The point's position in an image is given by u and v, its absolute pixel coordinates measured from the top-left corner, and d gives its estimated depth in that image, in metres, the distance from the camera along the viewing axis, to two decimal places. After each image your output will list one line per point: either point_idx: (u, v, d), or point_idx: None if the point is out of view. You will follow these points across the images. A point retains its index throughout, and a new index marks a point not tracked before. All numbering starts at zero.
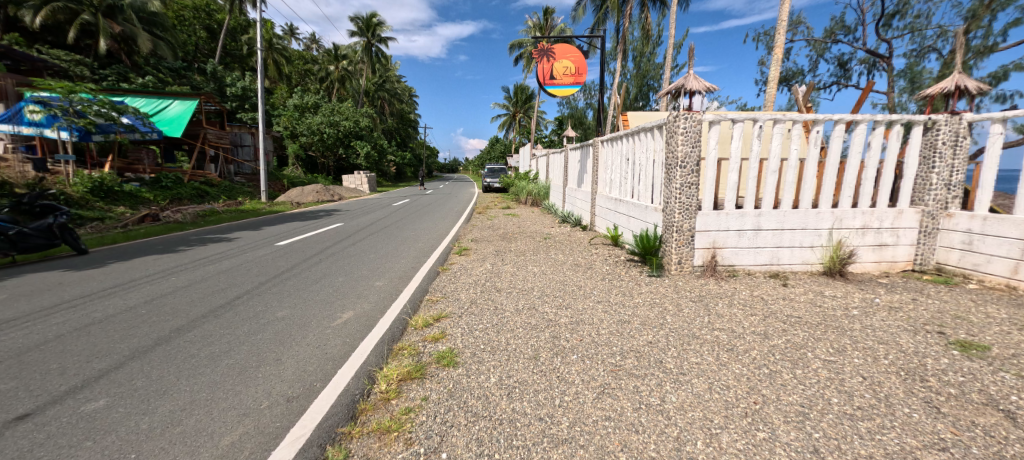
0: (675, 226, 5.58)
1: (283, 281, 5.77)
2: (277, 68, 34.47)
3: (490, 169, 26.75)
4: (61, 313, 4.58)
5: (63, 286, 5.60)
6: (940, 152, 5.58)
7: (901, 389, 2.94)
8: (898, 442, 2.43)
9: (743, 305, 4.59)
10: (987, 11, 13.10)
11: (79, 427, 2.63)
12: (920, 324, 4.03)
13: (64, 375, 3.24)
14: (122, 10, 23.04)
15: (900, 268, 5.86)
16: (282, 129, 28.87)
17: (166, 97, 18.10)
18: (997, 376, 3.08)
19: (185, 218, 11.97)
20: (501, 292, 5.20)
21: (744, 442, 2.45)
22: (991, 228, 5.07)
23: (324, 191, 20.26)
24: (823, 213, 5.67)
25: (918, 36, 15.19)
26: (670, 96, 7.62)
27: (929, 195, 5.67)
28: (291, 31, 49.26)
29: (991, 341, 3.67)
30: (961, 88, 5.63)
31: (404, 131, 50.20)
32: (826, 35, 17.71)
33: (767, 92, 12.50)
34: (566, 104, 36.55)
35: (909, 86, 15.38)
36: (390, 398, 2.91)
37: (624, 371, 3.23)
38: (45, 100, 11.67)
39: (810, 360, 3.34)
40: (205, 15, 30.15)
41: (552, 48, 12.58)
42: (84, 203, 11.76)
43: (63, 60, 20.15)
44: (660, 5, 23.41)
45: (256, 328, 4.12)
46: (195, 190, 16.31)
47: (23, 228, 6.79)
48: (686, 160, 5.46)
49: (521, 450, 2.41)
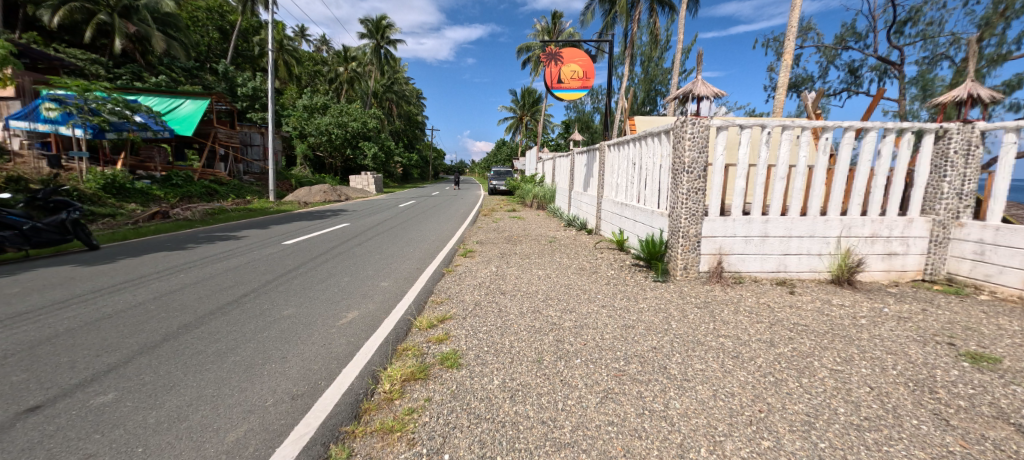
0: (680, 231, 5.54)
1: (289, 279, 5.80)
2: (287, 69, 34.97)
3: (496, 172, 26.86)
4: (74, 307, 4.64)
5: (74, 281, 5.67)
6: (951, 161, 5.50)
7: (911, 401, 2.90)
8: (906, 453, 2.40)
9: (749, 312, 4.54)
10: (1001, 19, 12.98)
11: (88, 420, 2.66)
12: (930, 335, 3.98)
13: (75, 368, 3.29)
14: (138, 11, 23.51)
15: (909, 277, 5.78)
16: (291, 129, 29.51)
17: (179, 97, 18.36)
18: (1008, 389, 3.02)
19: (194, 215, 12.07)
20: (506, 294, 5.21)
21: (749, 450, 2.42)
22: (1003, 239, 5.01)
23: (331, 191, 20.46)
24: (831, 220, 5.61)
25: (930, 43, 15.14)
26: (678, 101, 7.58)
27: (941, 204, 5.59)
28: (301, 33, 50.06)
29: (1003, 353, 3.60)
30: (973, 96, 5.52)
31: (411, 133, 50.57)
32: (837, 42, 17.67)
33: (776, 97, 12.36)
34: (574, 108, 36.65)
35: (921, 93, 15.27)
36: (394, 398, 2.92)
37: (627, 376, 3.21)
38: (62, 97, 11.96)
39: (817, 369, 3.31)
40: (219, 16, 30.54)
41: (560, 52, 12.62)
42: (96, 199, 11.90)
43: (79, 59, 20.59)
44: (669, 10, 23.31)
45: (262, 326, 4.15)
46: (205, 189, 16.46)
47: (36, 223, 6.88)
48: (693, 165, 5.44)
49: (523, 453, 2.40)
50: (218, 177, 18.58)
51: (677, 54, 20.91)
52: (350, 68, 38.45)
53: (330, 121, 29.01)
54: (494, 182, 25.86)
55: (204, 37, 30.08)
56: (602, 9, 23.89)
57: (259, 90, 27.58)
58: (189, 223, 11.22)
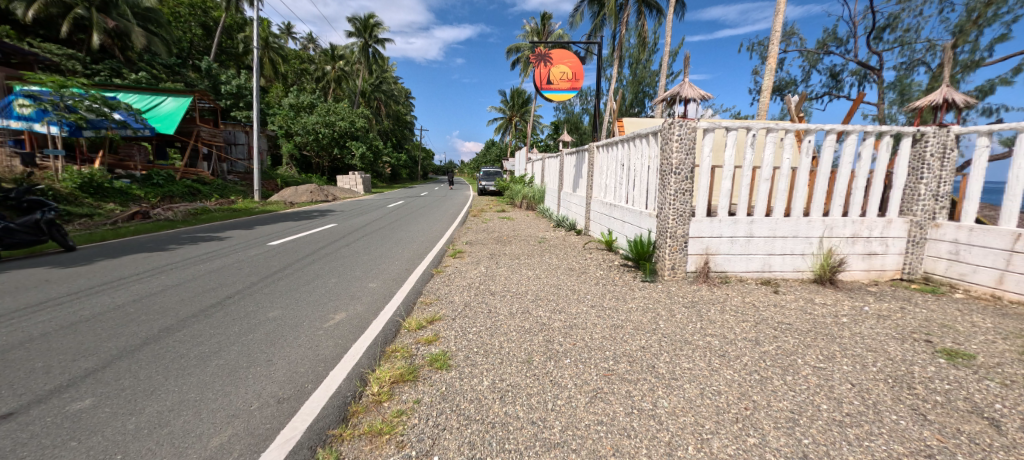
0: (668, 232, 5.62)
1: (275, 281, 5.73)
2: (273, 67, 34.51)
3: (485, 173, 26.87)
4: (49, 310, 4.53)
5: (49, 283, 5.52)
6: (928, 164, 5.67)
7: (889, 396, 2.99)
8: (886, 448, 2.48)
9: (735, 311, 4.62)
10: (974, 26, 13.42)
11: (64, 427, 2.60)
12: (908, 332, 4.10)
13: (49, 373, 3.21)
14: (117, 5, 22.75)
15: (888, 277, 5.94)
16: (277, 128, 29.14)
17: (160, 94, 17.97)
18: (982, 385, 3.14)
19: (176, 216, 11.83)
20: (495, 295, 5.23)
21: (735, 447, 2.48)
22: (978, 238, 5.18)
23: (318, 191, 20.25)
24: (814, 221, 5.75)
25: (907, 49, 15.57)
26: (665, 103, 7.67)
27: (919, 205, 5.76)
28: (288, 30, 49.43)
29: (976, 349, 3.74)
30: (948, 100, 5.71)
31: (400, 133, 50.22)
32: (819, 47, 18.06)
33: (761, 101, 12.58)
34: (562, 109, 36.80)
35: (899, 97, 15.70)
36: (383, 400, 2.92)
37: (616, 376, 3.25)
38: (36, 94, 11.62)
39: (801, 367, 3.39)
40: (202, 12, 29.97)
41: (549, 53, 12.65)
42: (73, 199, 11.61)
43: (55, 55, 20.04)
44: (656, 12, 23.53)
45: (247, 328, 4.10)
46: (187, 188, 16.14)
47: (9, 223, 6.69)
48: (680, 167, 5.51)
49: (513, 453, 2.42)
50: (201, 177, 18.23)
51: (665, 56, 21.08)
52: (337, 66, 38.12)
53: (317, 121, 28.68)
54: (483, 182, 25.87)
55: (187, 33, 29.52)
56: (591, 10, 24.04)
57: (244, 88, 27.15)
58: (170, 223, 10.99)
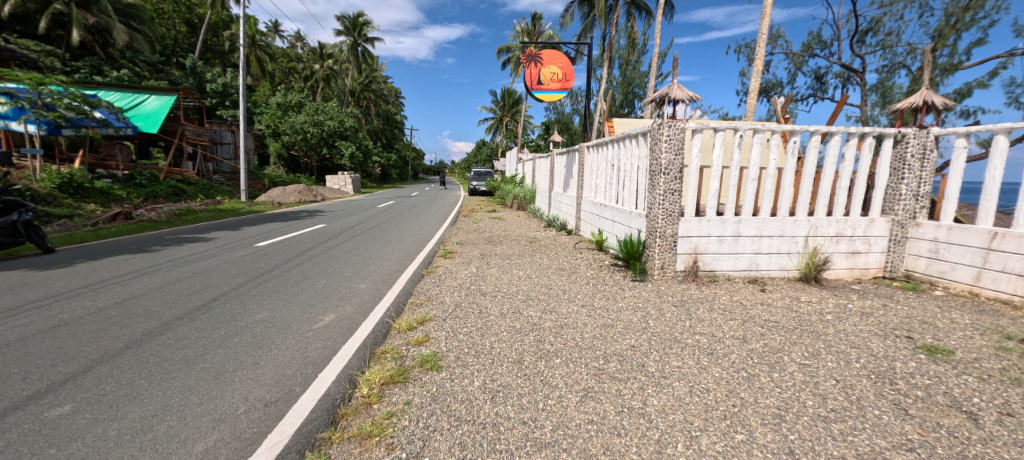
0: (657, 232, 5.69)
1: (263, 283, 5.67)
2: (260, 65, 34.06)
3: (476, 173, 26.83)
4: (27, 314, 4.43)
5: (27, 286, 5.40)
6: (909, 165, 5.81)
7: (871, 392, 3.08)
8: (868, 442, 2.55)
9: (723, 310, 4.70)
10: (953, 31, 13.77)
11: (43, 434, 2.56)
12: (890, 329, 4.21)
13: (28, 379, 3.15)
14: (97, 1, 22.28)
15: (871, 275, 6.09)
16: (264, 127, 28.78)
17: (143, 92, 17.63)
18: (960, 380, 3.24)
19: (160, 216, 11.63)
20: (486, 295, 5.24)
21: (723, 443, 2.54)
22: (956, 237, 5.34)
23: (306, 191, 20.04)
24: (800, 220, 5.86)
25: (889, 52, 15.92)
26: (655, 104, 7.75)
27: (900, 205, 5.90)
28: (275, 28, 48.83)
29: (955, 345, 3.85)
30: (928, 102, 5.86)
31: (390, 133, 49.93)
32: (804, 49, 18.37)
33: (748, 102, 12.75)
34: (552, 109, 36.90)
35: (881, 99, 16.05)
36: (373, 402, 2.92)
37: (607, 375, 3.30)
38: (12, 91, 11.29)
39: (786, 364, 3.47)
40: (186, 9, 29.44)
41: (539, 54, 12.68)
42: (52, 199, 11.36)
43: (33, 51, 19.54)
44: (646, 14, 23.72)
45: (234, 331, 4.06)
46: (171, 188, 15.86)
47: None
48: (669, 167, 5.59)
49: (504, 454, 2.45)
50: (186, 176, 17.93)
51: (654, 58, 21.26)
52: (325, 65, 37.75)
53: (305, 120, 28.37)
54: (474, 182, 25.84)
55: (171, 30, 29.00)
56: (581, 11, 24.15)
57: (230, 86, 26.76)
58: (154, 224, 10.80)
